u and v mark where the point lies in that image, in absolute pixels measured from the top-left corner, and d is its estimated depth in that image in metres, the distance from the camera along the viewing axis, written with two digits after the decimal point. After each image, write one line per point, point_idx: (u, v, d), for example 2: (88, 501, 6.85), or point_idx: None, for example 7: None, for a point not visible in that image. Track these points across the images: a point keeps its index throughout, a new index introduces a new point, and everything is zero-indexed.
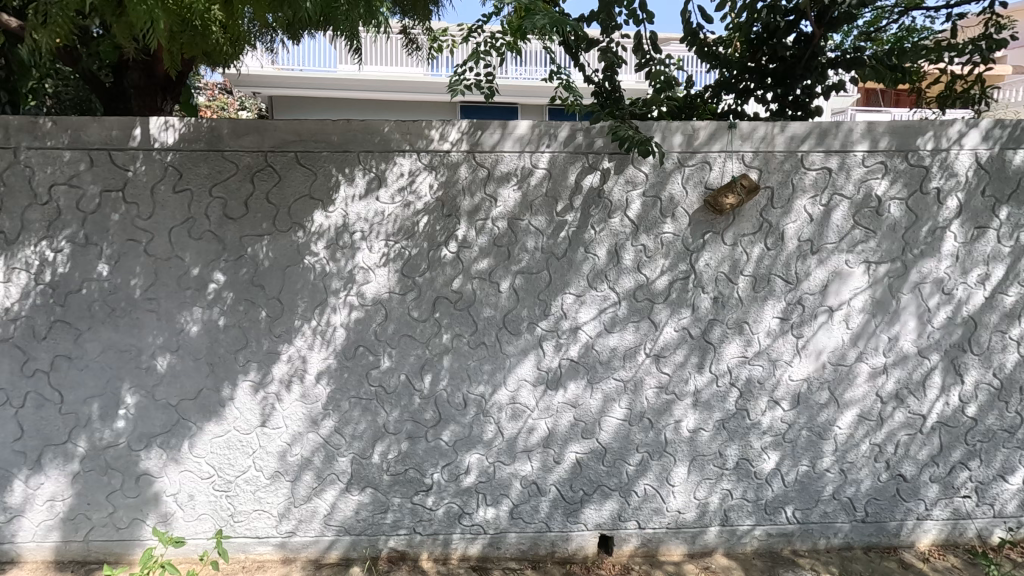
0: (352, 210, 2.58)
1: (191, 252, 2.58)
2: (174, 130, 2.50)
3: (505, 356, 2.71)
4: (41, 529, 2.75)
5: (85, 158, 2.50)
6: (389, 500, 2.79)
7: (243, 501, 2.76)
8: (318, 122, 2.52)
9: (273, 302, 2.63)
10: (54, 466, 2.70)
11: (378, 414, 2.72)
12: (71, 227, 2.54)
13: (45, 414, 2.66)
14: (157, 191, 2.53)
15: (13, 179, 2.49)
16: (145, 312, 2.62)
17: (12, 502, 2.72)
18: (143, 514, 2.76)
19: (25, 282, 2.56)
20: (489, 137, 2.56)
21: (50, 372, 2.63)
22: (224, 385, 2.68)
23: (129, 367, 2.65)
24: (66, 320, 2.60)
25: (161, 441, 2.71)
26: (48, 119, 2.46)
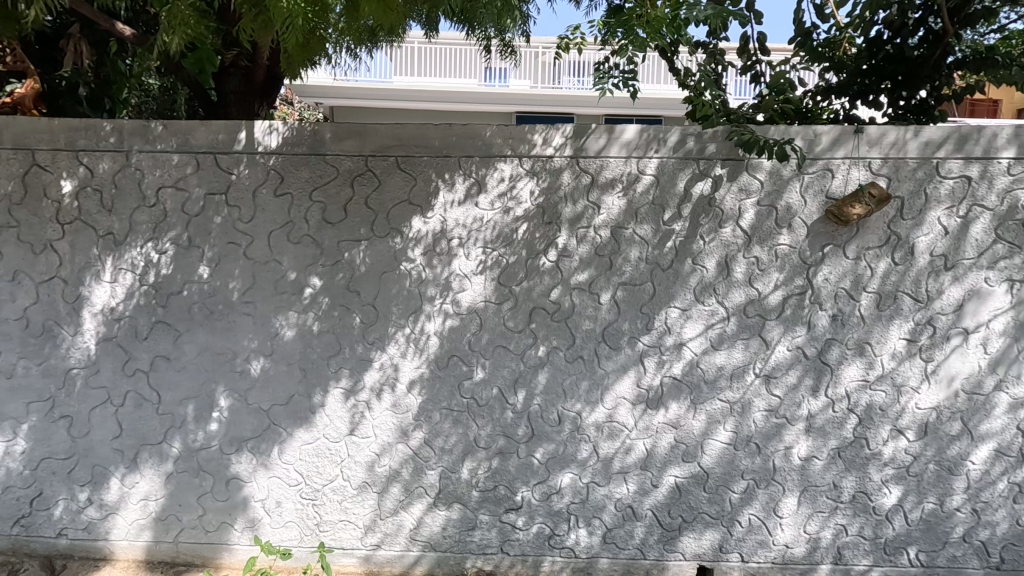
0: (450, 216, 2.51)
1: (289, 255, 2.56)
2: (277, 133, 2.49)
3: (603, 372, 2.57)
4: (134, 529, 2.77)
5: (192, 161, 2.52)
6: (477, 518, 2.68)
7: (329, 511, 2.71)
8: (419, 126, 2.46)
9: (368, 308, 2.58)
10: (149, 465, 2.72)
11: (470, 427, 2.63)
12: (176, 230, 2.56)
13: (143, 414, 2.69)
14: (259, 195, 2.53)
15: (124, 181, 2.54)
16: (242, 315, 2.60)
17: (109, 499, 2.75)
18: (231, 519, 2.74)
19: (131, 282, 2.60)
20: (595, 142, 2.44)
21: (149, 372, 2.66)
22: (316, 392, 2.64)
23: (224, 370, 2.64)
24: (166, 321, 2.62)
25: (252, 446, 2.69)
26: (160, 124, 2.50)
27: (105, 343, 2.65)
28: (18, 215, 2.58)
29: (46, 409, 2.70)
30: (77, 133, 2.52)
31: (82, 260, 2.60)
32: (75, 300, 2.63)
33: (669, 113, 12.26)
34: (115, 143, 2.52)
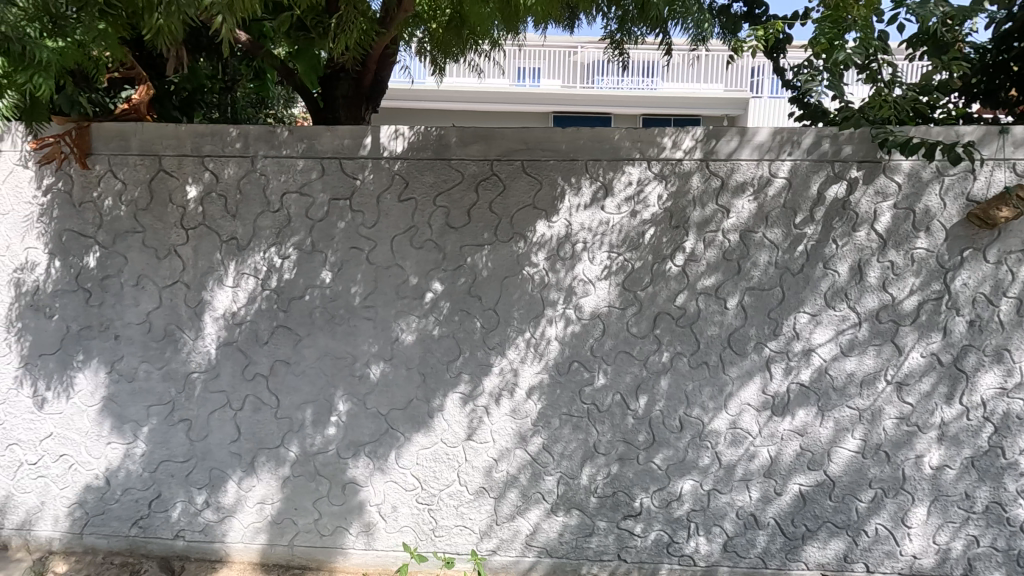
0: (576, 220, 2.48)
1: (411, 260, 2.55)
2: (403, 138, 2.49)
3: (728, 378, 2.53)
4: (250, 531, 2.78)
5: (318, 167, 2.53)
6: (595, 524, 2.66)
7: (445, 515, 2.70)
8: (546, 130, 2.44)
9: (489, 313, 2.56)
10: (266, 469, 2.73)
11: (589, 432, 2.61)
12: (299, 234, 2.57)
13: (261, 418, 2.70)
14: (383, 200, 2.53)
15: (249, 187, 2.55)
16: (362, 320, 2.61)
17: (225, 501, 2.77)
18: (346, 523, 2.74)
19: (253, 287, 2.61)
20: (726, 144, 2.40)
21: (268, 376, 2.67)
22: (435, 396, 2.63)
23: (343, 374, 2.64)
24: (287, 325, 2.63)
25: (369, 450, 2.68)
26: (286, 129, 2.51)
27: (226, 347, 2.66)
28: (143, 220, 2.60)
29: (166, 413, 2.73)
30: (203, 139, 2.54)
31: (205, 265, 2.61)
32: (196, 305, 2.64)
33: (705, 113, 12.23)
34: (240, 148, 2.54)
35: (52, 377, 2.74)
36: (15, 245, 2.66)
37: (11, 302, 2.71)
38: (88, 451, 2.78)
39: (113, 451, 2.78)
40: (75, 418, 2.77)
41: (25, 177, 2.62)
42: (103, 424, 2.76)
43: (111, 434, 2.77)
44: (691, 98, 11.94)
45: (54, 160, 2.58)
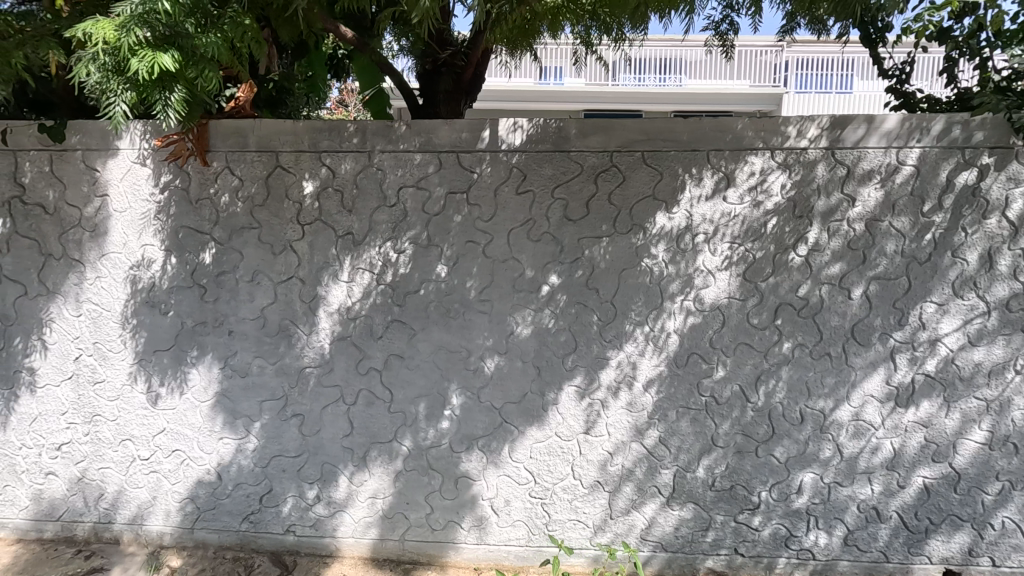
0: (697, 211, 2.47)
1: (528, 253, 2.55)
2: (522, 131, 2.48)
3: (851, 369, 2.50)
4: (361, 526, 2.79)
5: (435, 161, 2.53)
6: (712, 518, 2.64)
7: (559, 509, 2.69)
8: (668, 120, 2.42)
9: (607, 306, 2.55)
10: (378, 463, 2.74)
11: (707, 425, 2.59)
12: (415, 229, 2.57)
13: (374, 412, 2.71)
14: (500, 193, 2.52)
15: (366, 182, 2.56)
16: (478, 314, 2.61)
17: (337, 496, 2.78)
18: (459, 517, 2.75)
19: (368, 282, 2.62)
20: (853, 132, 2.37)
21: (382, 371, 2.68)
22: (550, 390, 2.63)
23: (458, 368, 2.65)
24: (402, 320, 2.64)
25: (483, 444, 2.69)
26: (404, 123, 2.51)
27: (340, 342, 2.67)
28: (259, 216, 2.62)
29: (279, 408, 2.74)
30: (321, 134, 2.55)
31: (320, 260, 2.63)
32: (311, 300, 2.66)
33: (737, 108, 12.13)
34: (358, 143, 2.55)
35: (166, 373, 2.77)
36: (132, 242, 2.69)
37: (126, 299, 2.73)
38: (200, 446, 2.80)
39: (225, 446, 2.79)
40: (187, 413, 2.79)
41: (143, 175, 2.64)
42: (216, 420, 2.78)
43: (223, 430, 2.78)
44: (723, 94, 11.84)
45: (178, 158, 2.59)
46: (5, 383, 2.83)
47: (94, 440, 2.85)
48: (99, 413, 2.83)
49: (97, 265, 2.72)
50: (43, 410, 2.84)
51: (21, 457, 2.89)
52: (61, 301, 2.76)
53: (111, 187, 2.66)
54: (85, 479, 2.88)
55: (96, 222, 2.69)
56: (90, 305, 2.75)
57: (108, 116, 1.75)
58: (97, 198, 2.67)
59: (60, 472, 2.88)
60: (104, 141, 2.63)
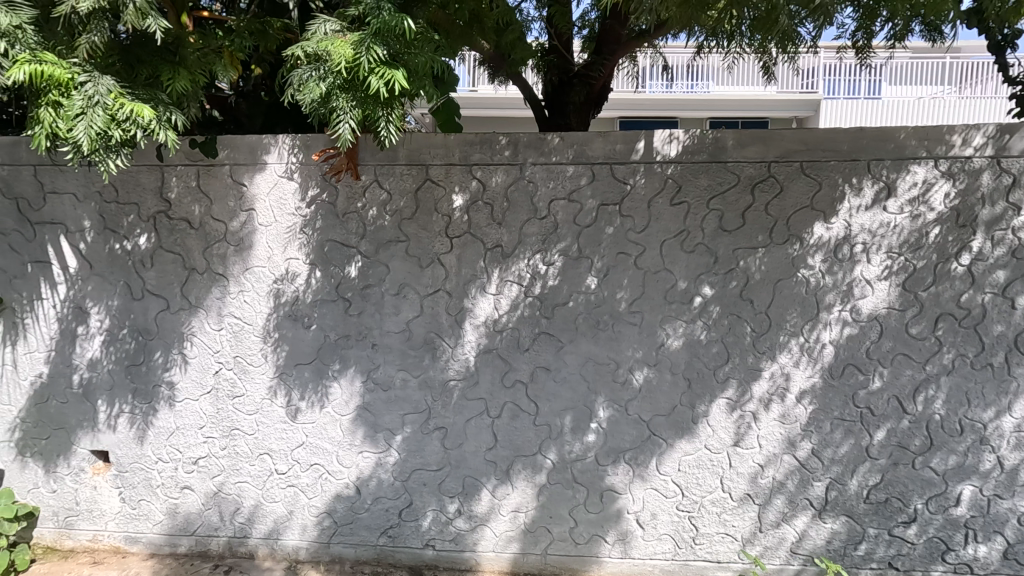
0: (856, 221, 2.44)
1: (681, 265, 2.53)
2: (677, 142, 2.47)
3: (1013, 380, 2.46)
4: (502, 540, 2.77)
5: (588, 173, 2.52)
6: (866, 531, 2.60)
7: (707, 523, 2.66)
8: (828, 130, 2.41)
9: (761, 317, 2.54)
10: (522, 477, 2.72)
11: (863, 437, 2.55)
12: (566, 241, 2.56)
13: (519, 425, 2.69)
14: (654, 204, 2.51)
15: (516, 194, 2.56)
16: (628, 326, 2.59)
17: (478, 510, 2.76)
18: (603, 531, 2.72)
19: (516, 294, 2.61)
20: (1020, 141, 2.34)
21: (529, 384, 2.66)
22: (700, 402, 2.61)
23: (606, 381, 2.63)
24: (550, 332, 2.62)
25: (630, 457, 2.67)
26: (558, 136, 2.51)
27: (486, 355, 2.66)
28: (407, 229, 2.62)
29: (422, 421, 2.73)
30: (472, 147, 2.55)
31: (468, 273, 2.62)
32: (457, 313, 2.65)
33: (774, 114, 12.08)
34: (509, 156, 2.54)
35: (307, 387, 2.76)
36: (276, 255, 2.69)
37: (269, 312, 2.73)
38: (339, 460, 2.79)
39: (365, 460, 2.78)
40: (328, 427, 2.78)
41: (289, 189, 2.64)
42: (356, 434, 2.77)
43: (363, 443, 2.77)
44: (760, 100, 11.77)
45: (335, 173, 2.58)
46: (144, 397, 2.84)
47: (231, 454, 2.84)
48: (237, 427, 2.82)
49: (241, 278, 2.72)
50: (182, 423, 2.84)
51: (157, 471, 2.89)
52: (202, 315, 2.76)
53: (258, 201, 2.66)
54: (222, 493, 2.87)
55: (241, 236, 2.69)
56: (232, 319, 2.75)
57: (335, 137, 1.75)
58: (243, 212, 2.67)
59: (196, 486, 2.88)
60: (252, 156, 2.63)
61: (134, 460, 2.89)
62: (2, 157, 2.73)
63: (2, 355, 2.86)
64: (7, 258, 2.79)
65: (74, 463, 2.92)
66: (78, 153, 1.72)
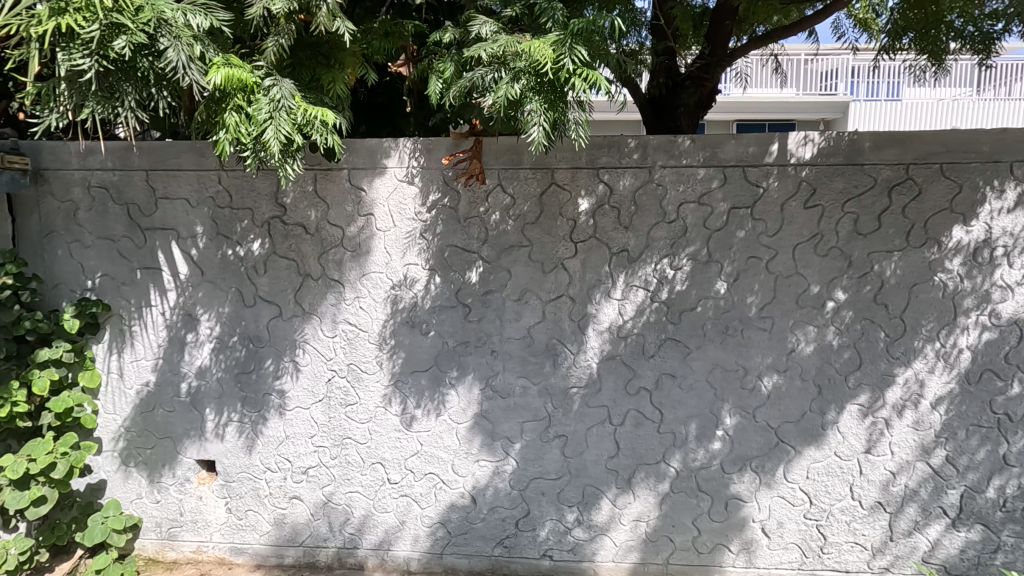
0: (996, 224, 2.40)
1: (814, 269, 2.49)
2: (813, 144, 2.43)
3: None
4: (623, 550, 2.72)
5: (719, 176, 2.48)
6: (1001, 540, 2.55)
7: (836, 531, 2.62)
8: (969, 131, 2.36)
9: (895, 322, 2.49)
10: (644, 485, 2.67)
11: (1000, 444, 2.50)
12: (695, 245, 2.52)
13: (643, 433, 2.64)
14: (787, 207, 2.47)
15: (645, 198, 2.52)
16: (758, 331, 2.55)
17: (599, 519, 2.71)
18: (727, 540, 2.67)
19: (642, 299, 2.57)
20: None
21: (654, 391, 2.62)
22: (831, 409, 2.56)
23: (734, 388, 2.59)
24: (677, 338, 2.58)
25: (757, 465, 2.62)
26: (689, 138, 2.47)
27: (610, 361, 2.61)
28: (531, 234, 2.58)
29: (541, 429, 2.68)
30: (599, 150, 2.50)
31: (593, 278, 2.58)
32: (581, 319, 2.60)
33: (802, 118, 11.89)
34: (638, 159, 2.50)
35: (423, 395, 2.71)
36: (395, 261, 2.64)
37: (385, 319, 2.68)
38: (455, 469, 2.74)
39: (481, 469, 2.73)
40: (444, 435, 2.73)
41: (409, 193, 2.60)
42: (473, 442, 2.72)
43: (480, 452, 2.72)
44: (790, 103, 11.55)
45: (468, 176, 2.52)
46: (254, 406, 2.78)
47: (343, 464, 2.78)
48: (349, 436, 2.76)
49: (358, 285, 2.67)
50: (291, 432, 2.78)
51: (264, 481, 2.83)
52: (317, 322, 2.70)
53: (377, 207, 2.61)
54: (331, 503, 2.81)
55: (358, 242, 2.64)
56: (347, 325, 2.70)
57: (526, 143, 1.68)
58: (361, 217, 2.63)
59: (305, 496, 2.82)
60: (372, 159, 2.58)
61: (241, 470, 2.83)
62: (113, 163, 2.69)
63: (108, 363, 2.81)
64: (116, 264, 2.75)
65: (179, 473, 2.86)
66: (260, 156, 1.67)
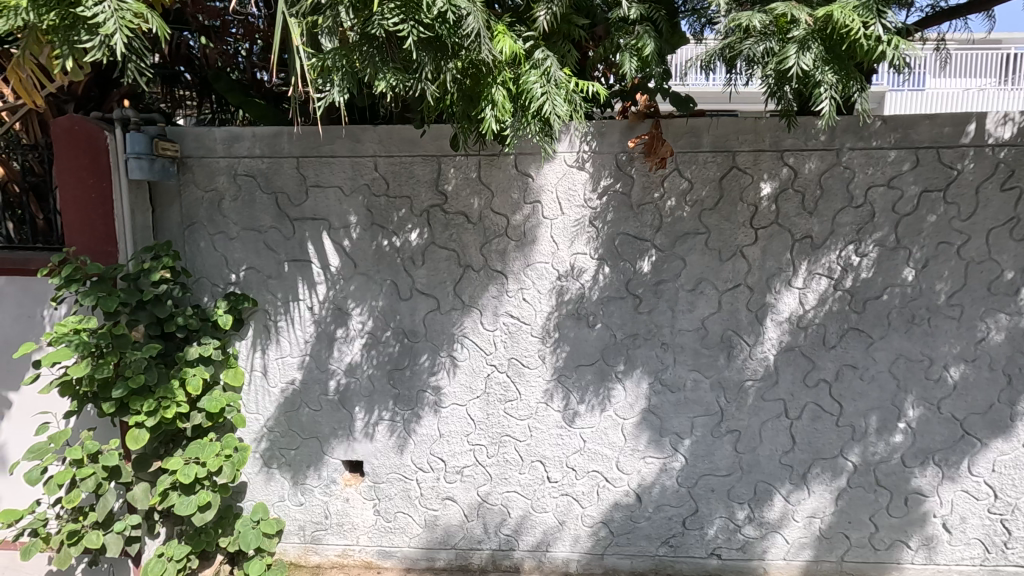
0: None
1: (1009, 254, 2.39)
2: (1012, 123, 2.32)
3: None
4: (795, 548, 2.63)
5: (911, 157, 2.37)
6: None
7: (1021, 526, 2.53)
8: None
9: None
10: (820, 481, 2.58)
11: None
12: (883, 230, 2.42)
13: (820, 426, 2.55)
14: (983, 190, 2.36)
15: (831, 182, 2.41)
16: (946, 320, 2.45)
17: (770, 517, 2.62)
18: (906, 536, 2.58)
19: (825, 288, 2.47)
20: None
21: (834, 382, 2.52)
22: (1020, 399, 2.46)
23: (918, 378, 2.49)
24: (860, 327, 2.48)
25: (940, 458, 2.52)
26: (881, 118, 2.35)
27: (789, 352, 2.52)
28: (708, 220, 2.47)
29: (713, 424, 2.59)
30: (785, 132, 2.40)
31: (773, 266, 2.48)
32: (759, 309, 2.50)
33: None
34: (826, 141, 2.39)
35: (587, 389, 2.60)
36: (562, 250, 2.52)
37: (550, 311, 2.56)
38: (620, 466, 2.64)
39: (648, 466, 2.63)
40: (609, 432, 2.62)
41: (580, 179, 2.48)
42: (641, 438, 2.62)
43: (647, 449, 2.62)
44: None
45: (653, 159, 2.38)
46: (407, 403, 2.66)
47: (501, 462, 2.67)
48: (508, 434, 2.65)
49: (522, 275, 2.55)
50: (447, 430, 2.67)
51: (416, 482, 2.71)
52: (477, 315, 2.59)
53: (544, 193, 2.49)
54: (487, 504, 2.70)
55: (524, 231, 2.52)
56: (509, 318, 2.58)
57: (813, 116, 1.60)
58: (528, 205, 2.51)
59: (459, 497, 2.71)
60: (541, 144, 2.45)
61: (391, 470, 2.72)
62: (262, 149, 2.55)
63: (252, 360, 2.68)
64: (262, 256, 2.61)
65: (324, 474, 2.74)
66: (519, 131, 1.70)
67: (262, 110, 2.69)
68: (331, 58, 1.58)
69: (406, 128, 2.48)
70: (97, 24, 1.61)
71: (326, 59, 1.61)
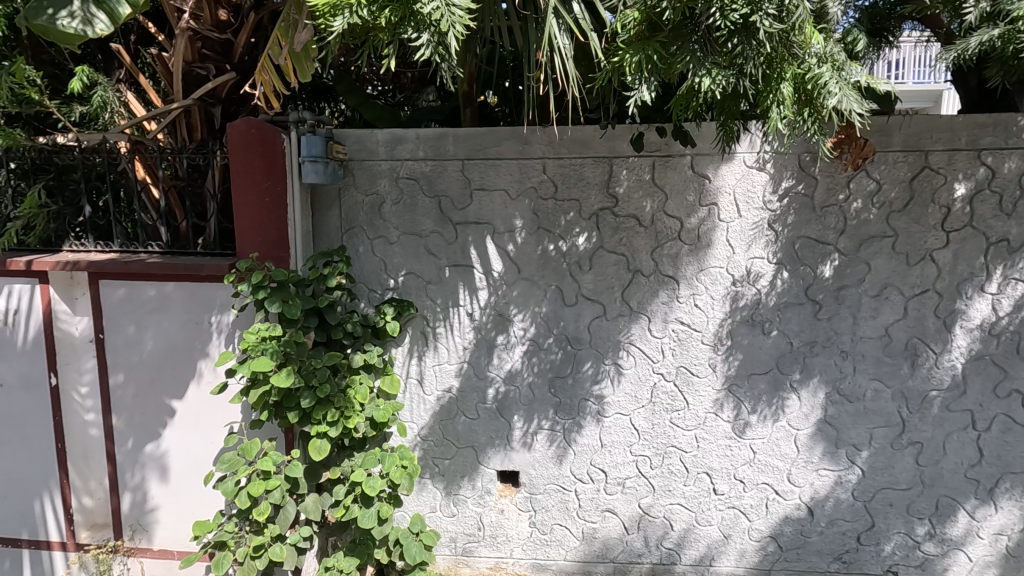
0: None
1: None
2: None
3: None
4: (978, 566, 2.51)
5: None
6: None
7: None
8: None
9: None
10: (1009, 497, 2.45)
11: None
12: None
13: (1012, 439, 2.42)
14: None
15: None
16: None
17: (953, 533, 2.50)
18: None
19: (1021, 293, 2.34)
20: None
21: None
22: None
23: None
24: None
25: None
26: None
27: (979, 361, 2.40)
28: (896, 223, 2.36)
29: (894, 436, 2.47)
30: (983, 130, 2.27)
31: (965, 271, 2.35)
32: (948, 316, 2.38)
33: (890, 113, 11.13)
34: None
35: (760, 400, 2.50)
36: (738, 255, 2.43)
37: (723, 317, 2.47)
38: (792, 479, 2.54)
39: (822, 479, 2.52)
40: (781, 443, 2.52)
41: (760, 180, 2.38)
42: (815, 449, 2.51)
43: (822, 461, 2.51)
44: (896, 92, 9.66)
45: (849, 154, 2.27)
46: (569, 413, 2.58)
47: (665, 474, 2.59)
48: (674, 444, 2.56)
49: (695, 281, 2.46)
50: (610, 440, 2.58)
51: (575, 493, 2.64)
52: (645, 322, 2.50)
53: (722, 195, 2.40)
54: (649, 516, 2.62)
55: (698, 234, 2.43)
56: (678, 325, 2.49)
57: None
58: (703, 208, 2.41)
59: (620, 509, 2.63)
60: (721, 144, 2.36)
61: (549, 481, 2.64)
62: (425, 152, 2.48)
63: (408, 368, 2.62)
64: (423, 262, 2.55)
65: (479, 484, 2.67)
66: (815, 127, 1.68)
67: (380, 112, 2.65)
68: (641, 55, 1.59)
69: (579, 129, 2.40)
70: (423, 18, 1.58)
71: (634, 56, 1.60)
